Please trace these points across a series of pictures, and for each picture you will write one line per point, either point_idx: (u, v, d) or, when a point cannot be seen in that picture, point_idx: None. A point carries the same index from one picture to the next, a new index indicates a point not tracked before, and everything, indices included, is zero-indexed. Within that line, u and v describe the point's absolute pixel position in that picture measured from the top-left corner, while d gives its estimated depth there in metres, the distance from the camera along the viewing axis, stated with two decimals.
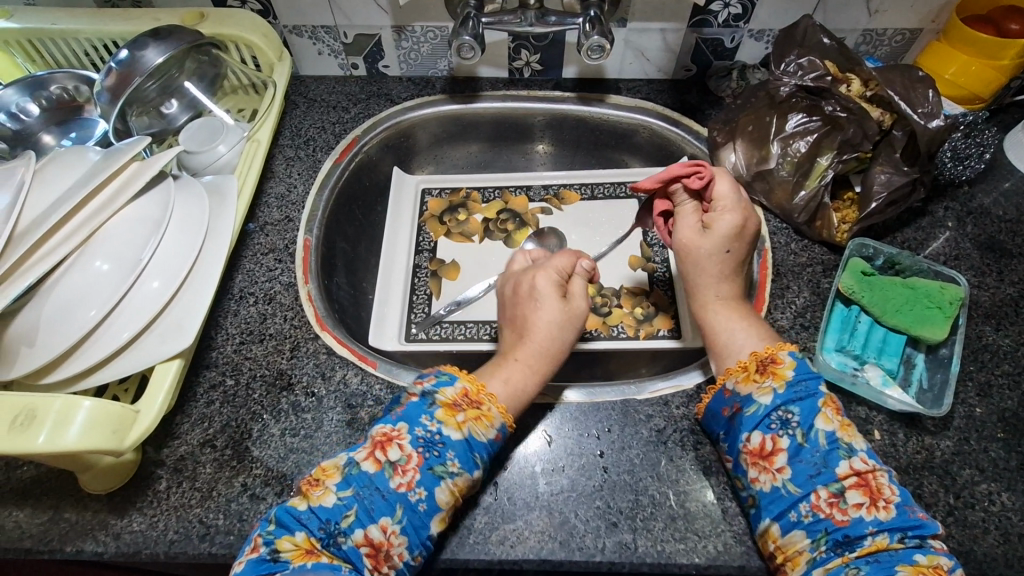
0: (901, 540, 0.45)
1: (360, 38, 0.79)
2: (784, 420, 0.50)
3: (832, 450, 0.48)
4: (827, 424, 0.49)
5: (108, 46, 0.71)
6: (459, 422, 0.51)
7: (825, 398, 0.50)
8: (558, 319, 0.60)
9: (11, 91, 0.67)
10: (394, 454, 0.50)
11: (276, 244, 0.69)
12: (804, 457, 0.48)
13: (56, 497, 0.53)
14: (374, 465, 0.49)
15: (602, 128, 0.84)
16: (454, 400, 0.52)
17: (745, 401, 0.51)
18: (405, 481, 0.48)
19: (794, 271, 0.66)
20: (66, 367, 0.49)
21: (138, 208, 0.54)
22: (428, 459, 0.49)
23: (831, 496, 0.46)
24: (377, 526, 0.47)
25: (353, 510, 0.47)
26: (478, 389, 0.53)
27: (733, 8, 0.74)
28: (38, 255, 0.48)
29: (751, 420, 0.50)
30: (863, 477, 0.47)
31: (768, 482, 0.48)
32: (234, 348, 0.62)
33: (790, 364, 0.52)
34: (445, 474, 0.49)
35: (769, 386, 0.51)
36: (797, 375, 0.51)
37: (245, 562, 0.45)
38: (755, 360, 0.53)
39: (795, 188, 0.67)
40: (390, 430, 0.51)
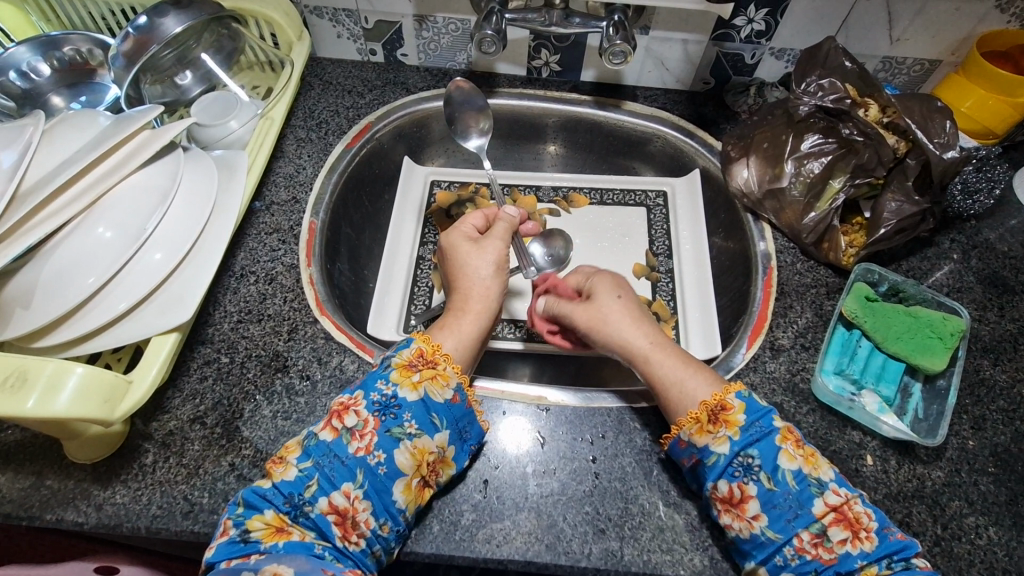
0: (893, 567, 0.45)
1: (381, 25, 0.79)
2: (746, 465, 0.48)
3: (804, 488, 0.47)
4: (792, 461, 0.48)
5: (127, 11, 0.71)
6: (414, 381, 0.51)
7: (781, 434, 0.50)
8: (479, 261, 0.61)
9: (24, 49, 0.67)
10: (351, 421, 0.50)
11: (281, 225, 0.68)
12: (778, 501, 0.47)
13: (40, 463, 0.53)
14: (331, 434, 0.49)
15: (616, 133, 0.84)
16: (409, 361, 0.53)
17: (702, 452, 0.50)
18: (363, 445, 0.49)
19: (798, 291, 0.66)
20: (58, 332, 0.48)
21: (145, 175, 0.53)
22: (384, 421, 0.50)
23: (814, 537, 0.46)
24: (341, 492, 0.47)
25: (315, 480, 0.47)
26: (434, 349, 0.54)
27: (756, 24, 0.74)
28: (41, 217, 0.47)
29: (713, 470, 0.49)
30: (840, 511, 0.46)
31: (744, 530, 0.47)
32: (231, 326, 0.61)
33: (740, 408, 0.50)
34: (403, 436, 0.49)
35: (723, 435, 0.50)
36: (749, 418, 0.50)
37: (217, 545, 0.45)
38: (705, 409, 0.51)
39: (806, 209, 0.67)
40: (347, 399, 0.51)
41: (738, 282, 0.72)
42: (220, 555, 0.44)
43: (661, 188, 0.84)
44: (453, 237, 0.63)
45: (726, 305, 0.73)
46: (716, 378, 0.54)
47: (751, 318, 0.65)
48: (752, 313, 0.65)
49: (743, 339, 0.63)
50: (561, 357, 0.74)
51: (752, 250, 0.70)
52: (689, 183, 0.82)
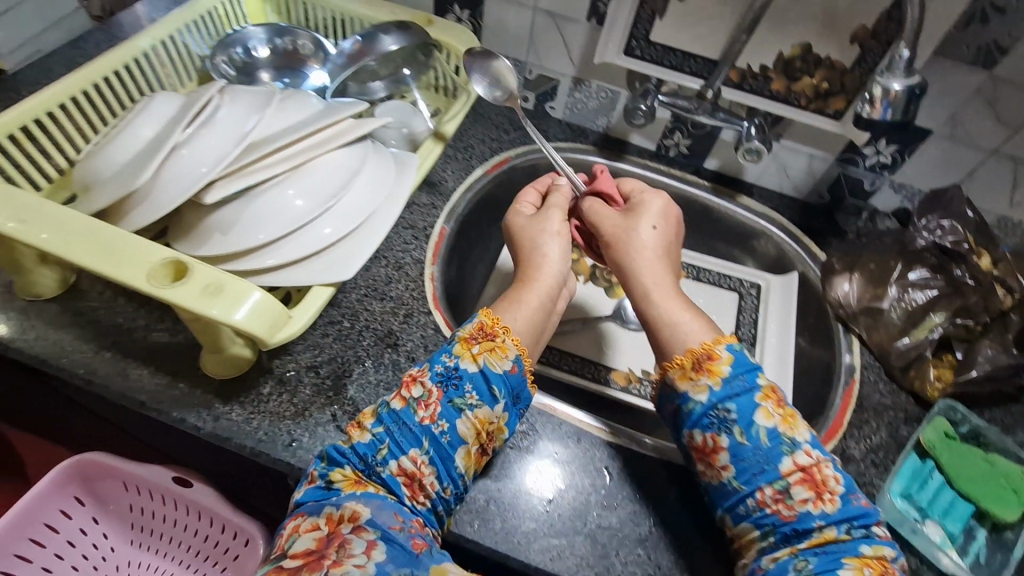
0: (852, 532, 0.48)
1: (541, 78, 0.89)
2: (721, 417, 0.51)
3: (775, 447, 0.50)
4: (768, 419, 0.51)
5: (343, 21, 0.83)
6: (473, 354, 0.55)
7: (787, 472, 0.49)
8: (547, 236, 0.66)
9: (260, 31, 0.81)
10: (417, 391, 0.54)
11: (417, 224, 0.77)
12: (746, 456, 0.50)
13: (178, 367, 0.60)
14: (400, 403, 0.53)
15: (724, 221, 0.90)
16: (471, 335, 0.57)
17: (683, 399, 0.54)
18: (428, 414, 0.52)
19: (877, 409, 0.68)
20: (237, 262, 0.57)
21: (342, 154, 0.62)
22: (448, 392, 0.53)
23: (776, 493, 0.49)
24: (408, 458, 0.51)
25: (385, 444, 0.51)
26: (492, 322, 0.57)
27: (883, 157, 0.80)
28: (261, 166, 0.56)
29: (692, 417, 0.53)
30: (807, 472, 0.49)
31: (715, 477, 0.52)
32: (357, 297, 0.68)
33: (726, 360, 0.53)
34: (464, 407, 0.53)
35: (704, 384, 0.53)
36: (732, 371, 0.53)
37: (306, 489, 0.51)
38: (690, 358, 0.54)
39: (899, 334, 0.70)
40: (414, 372, 0.56)
41: (817, 387, 0.74)
42: (308, 497, 0.50)
43: (756, 282, 0.89)
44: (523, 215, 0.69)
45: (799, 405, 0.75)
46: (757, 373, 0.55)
47: (826, 422, 0.67)
48: (828, 418, 0.68)
49: (815, 438, 0.65)
50: (628, 410, 0.77)
51: (837, 360, 0.73)
52: (785, 283, 0.86)
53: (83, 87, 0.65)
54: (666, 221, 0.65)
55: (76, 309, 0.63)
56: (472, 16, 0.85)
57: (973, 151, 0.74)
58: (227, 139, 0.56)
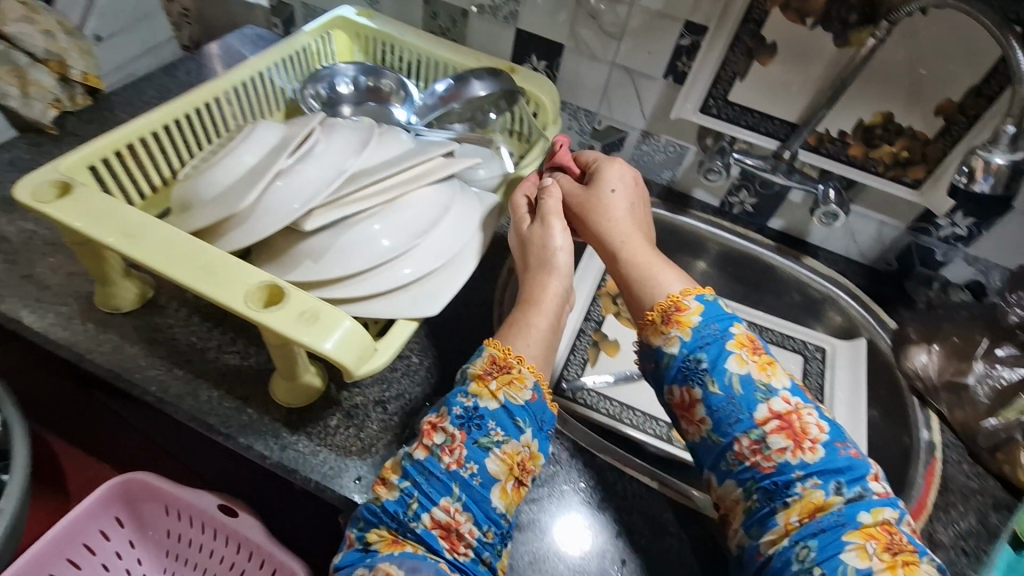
0: (842, 493, 0.48)
1: (610, 130, 0.91)
2: (693, 368, 0.54)
3: (749, 394, 0.52)
4: (741, 366, 0.53)
5: (426, 63, 0.86)
6: (492, 390, 0.52)
7: (858, 531, 0.45)
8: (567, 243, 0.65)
9: (349, 68, 0.83)
10: (439, 438, 0.50)
11: (484, 263, 0.79)
12: (720, 405, 0.52)
13: (248, 391, 0.59)
14: (422, 452, 0.50)
15: (788, 281, 0.89)
16: (485, 370, 0.54)
17: (656, 351, 0.57)
18: (454, 459, 0.49)
19: (964, 493, 0.64)
20: (324, 290, 0.56)
21: (435, 192, 0.62)
22: (471, 432, 0.50)
23: (754, 444, 0.51)
24: (440, 508, 0.48)
25: (414, 498, 0.49)
26: (505, 355, 0.55)
27: (958, 228, 0.77)
28: (357, 198, 0.57)
29: (670, 370, 0.55)
30: (786, 419, 0.51)
31: (696, 432, 0.54)
32: (426, 333, 0.68)
33: (696, 310, 0.56)
34: (490, 445, 0.50)
35: (675, 335, 0.56)
36: (702, 320, 0.56)
37: (344, 552, 0.49)
38: (660, 310, 0.57)
39: (986, 413, 0.66)
40: (433, 418, 0.53)
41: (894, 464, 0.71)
42: (345, 561, 0.48)
43: (822, 346, 0.84)
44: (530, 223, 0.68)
45: None
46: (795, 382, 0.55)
47: (910, 500, 0.63)
48: (912, 496, 0.64)
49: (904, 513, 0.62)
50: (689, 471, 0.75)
51: (914, 436, 0.70)
52: (853, 348, 0.83)
53: (187, 109, 0.67)
54: (625, 184, 0.69)
55: (152, 325, 0.63)
56: (547, 67, 0.88)
57: None
58: (329, 170, 0.57)
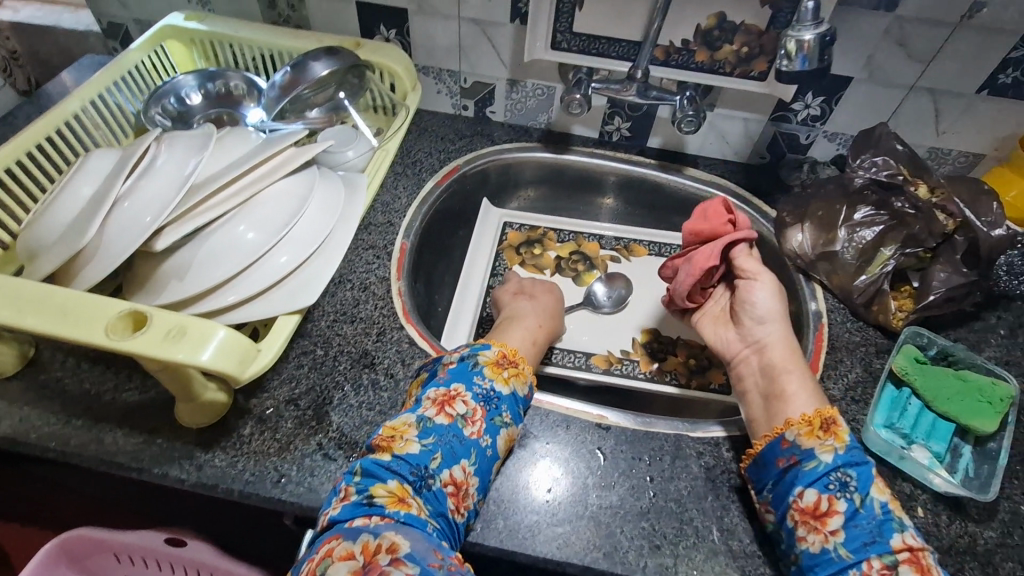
0: (855, 493, 0.48)
1: (477, 85, 0.91)
2: (842, 482, 0.49)
3: (887, 516, 0.47)
4: (882, 494, 0.49)
5: (272, 56, 0.84)
6: (504, 378, 0.58)
7: (876, 479, 0.50)
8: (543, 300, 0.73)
9: (189, 78, 0.80)
10: (461, 408, 0.55)
11: (376, 243, 0.77)
12: (860, 521, 0.47)
13: (152, 422, 0.59)
14: (445, 419, 0.53)
15: (676, 195, 0.92)
16: (496, 361, 0.59)
17: (804, 455, 0.51)
18: (475, 429, 0.54)
19: (848, 347, 0.70)
20: (198, 305, 0.55)
21: (288, 184, 0.62)
22: (490, 410, 0.55)
23: (885, 567, 0.45)
24: (460, 467, 0.52)
25: (438, 454, 0.51)
26: (513, 352, 0.61)
27: (812, 109, 0.83)
28: (206, 206, 0.56)
29: (807, 475, 0.50)
30: (915, 554, 0.45)
31: (817, 543, 0.47)
32: (327, 324, 0.68)
33: (850, 429, 0.52)
34: (503, 424, 0.55)
35: (831, 444, 0.51)
36: (854, 440, 0.51)
37: (339, 507, 0.48)
38: (812, 420, 0.53)
39: (857, 272, 0.72)
40: (447, 390, 0.56)
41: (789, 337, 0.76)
42: (344, 515, 0.47)
43: None
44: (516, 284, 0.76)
45: None
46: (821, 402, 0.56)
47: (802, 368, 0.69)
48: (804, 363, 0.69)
49: None
50: (614, 391, 0.79)
51: (803, 309, 0.75)
52: None
53: (16, 156, 0.63)
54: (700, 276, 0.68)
55: (41, 382, 0.62)
56: (398, 35, 0.87)
57: (892, 90, 0.78)
58: (169, 185, 0.55)
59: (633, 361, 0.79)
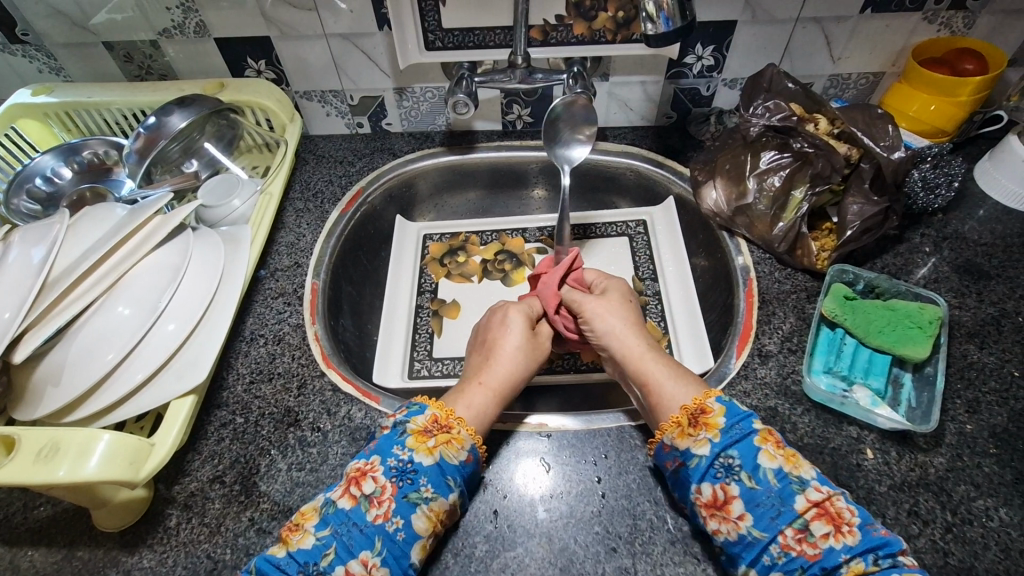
0: (749, 475, 0.48)
1: (365, 100, 0.86)
2: (727, 466, 0.49)
3: (785, 484, 0.47)
4: (771, 460, 0.48)
5: (137, 114, 0.79)
6: (429, 447, 0.52)
7: (761, 435, 0.50)
8: (512, 341, 0.64)
9: (48, 157, 0.74)
10: (369, 487, 0.50)
11: (285, 289, 0.72)
12: (758, 499, 0.47)
13: (70, 534, 0.55)
14: (349, 501, 0.50)
15: (591, 172, 0.90)
16: (425, 427, 0.54)
17: (684, 455, 0.51)
18: (382, 512, 0.49)
19: (779, 298, 0.69)
20: (85, 406, 0.52)
21: (160, 255, 0.58)
22: (401, 487, 0.50)
23: (797, 533, 0.45)
24: (358, 561, 0.47)
25: (332, 548, 0.47)
26: (447, 415, 0.55)
27: (705, 60, 0.81)
28: (68, 300, 0.52)
29: (696, 472, 0.50)
30: (822, 506, 0.46)
31: (732, 532, 0.47)
32: (244, 387, 0.64)
33: (720, 411, 0.51)
34: (420, 501, 0.50)
35: (704, 437, 0.50)
36: (728, 421, 0.51)
37: None
38: (685, 416, 0.52)
39: (775, 221, 0.71)
40: (363, 465, 0.52)
41: (722, 297, 0.75)
42: None
43: (641, 218, 0.89)
44: (511, 318, 0.66)
45: (715, 320, 0.75)
46: (699, 386, 0.56)
47: (737, 328, 0.68)
48: (737, 324, 0.68)
49: (732, 349, 0.66)
50: (564, 387, 0.77)
51: (731, 265, 0.74)
52: (666, 212, 0.87)
53: None
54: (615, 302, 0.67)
55: None
56: (268, 64, 0.81)
57: (778, 26, 0.76)
58: (20, 284, 0.50)
59: (574, 354, 0.78)
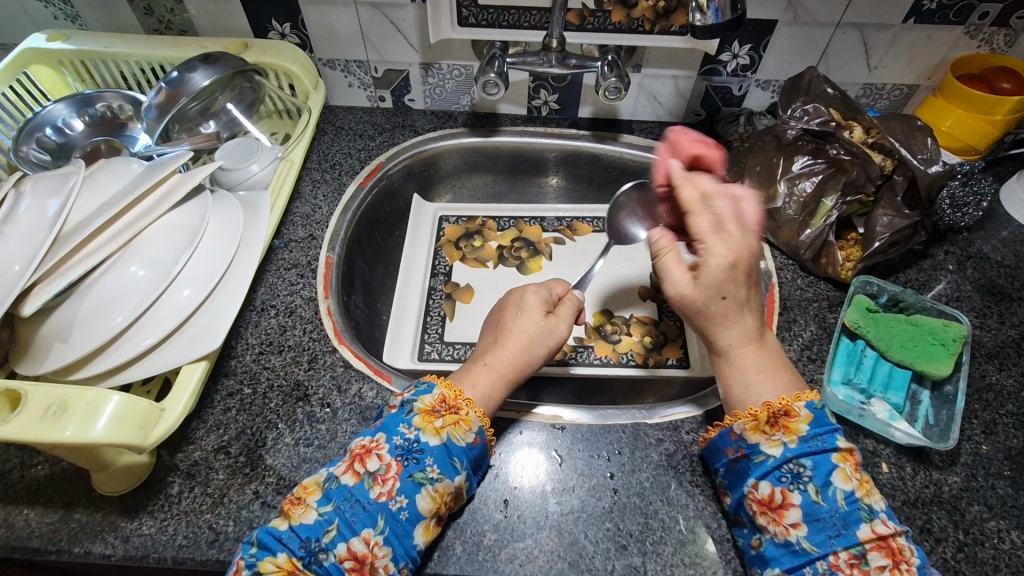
0: (819, 491, 0.47)
1: (389, 73, 0.84)
2: (795, 473, 0.48)
3: (854, 509, 0.46)
4: (846, 482, 0.47)
5: (155, 69, 0.77)
6: (436, 427, 0.51)
7: (842, 453, 0.48)
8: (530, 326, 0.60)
9: (61, 106, 0.71)
10: (373, 465, 0.49)
11: (299, 260, 0.71)
12: (822, 515, 0.47)
13: (68, 495, 0.53)
14: (352, 478, 0.49)
15: (614, 164, 0.88)
16: (431, 407, 0.52)
17: (752, 449, 0.50)
18: (385, 490, 0.48)
19: (801, 305, 0.68)
20: (92, 365, 0.50)
21: (177, 216, 0.56)
22: (407, 466, 0.49)
23: (852, 557, 0.45)
24: (360, 539, 0.46)
25: (335, 524, 0.46)
26: (455, 395, 0.54)
27: (741, 59, 0.79)
28: (81, 255, 0.50)
29: (760, 467, 0.49)
30: (884, 541, 0.45)
31: (780, 535, 0.47)
32: (253, 358, 0.63)
33: (806, 418, 0.50)
34: (425, 481, 0.49)
35: (779, 439, 0.49)
36: (812, 430, 0.49)
37: None
38: (766, 411, 0.51)
39: (801, 227, 0.70)
40: (367, 442, 0.51)
41: None
42: None
43: None
44: (527, 298, 0.62)
45: None
46: (787, 383, 0.54)
47: None
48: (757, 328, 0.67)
49: None
50: (574, 379, 0.76)
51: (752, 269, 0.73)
52: None
53: None
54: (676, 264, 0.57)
55: None
56: (293, 27, 0.78)
57: (819, 29, 0.75)
58: (33, 235, 0.48)
59: (587, 348, 0.77)
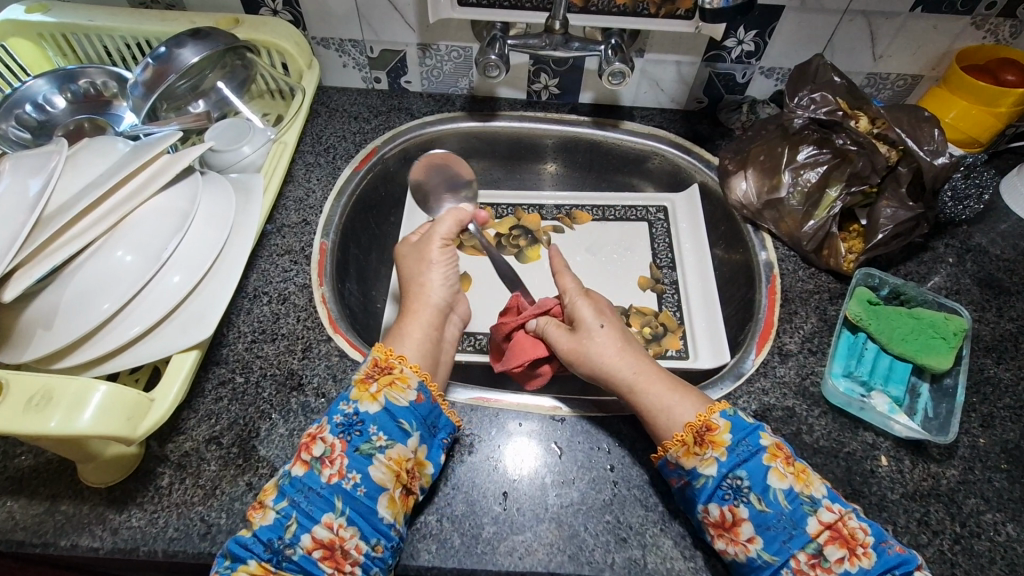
0: (761, 500, 0.47)
1: (385, 54, 0.81)
2: (735, 487, 0.48)
3: (796, 506, 0.46)
4: (782, 480, 0.47)
5: (140, 44, 0.74)
6: (373, 394, 0.51)
7: (770, 452, 0.49)
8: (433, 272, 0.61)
9: (42, 82, 0.68)
10: (319, 449, 0.48)
11: (292, 247, 0.69)
12: (769, 522, 0.46)
13: (54, 486, 0.52)
14: (302, 468, 0.48)
15: (615, 152, 0.87)
16: (366, 375, 0.52)
17: (690, 474, 0.50)
18: (335, 471, 0.47)
19: (802, 297, 0.67)
20: (77, 353, 0.49)
21: (166, 198, 0.54)
22: (352, 440, 0.49)
23: (811, 557, 0.45)
24: (322, 525, 0.46)
25: (293, 518, 0.46)
26: (387, 355, 0.53)
27: (746, 45, 0.78)
28: (63, 239, 0.47)
29: (703, 492, 0.49)
30: (835, 528, 0.46)
31: (740, 554, 0.47)
32: (245, 346, 0.61)
33: (726, 427, 0.50)
34: (374, 451, 0.48)
35: (710, 456, 0.49)
36: (735, 437, 0.49)
37: None
38: (688, 432, 0.51)
39: (804, 217, 0.70)
40: (313, 429, 0.50)
41: (742, 290, 0.74)
42: None
43: (662, 204, 0.87)
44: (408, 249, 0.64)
45: (733, 315, 0.74)
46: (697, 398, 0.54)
47: (758, 324, 0.66)
48: (759, 320, 0.67)
49: (752, 346, 0.65)
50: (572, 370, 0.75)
51: (754, 260, 0.72)
52: (689, 198, 0.85)
53: None
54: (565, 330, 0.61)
55: None
56: (286, 4, 0.75)
57: (826, 16, 0.73)
58: (12, 218, 0.46)
59: None
